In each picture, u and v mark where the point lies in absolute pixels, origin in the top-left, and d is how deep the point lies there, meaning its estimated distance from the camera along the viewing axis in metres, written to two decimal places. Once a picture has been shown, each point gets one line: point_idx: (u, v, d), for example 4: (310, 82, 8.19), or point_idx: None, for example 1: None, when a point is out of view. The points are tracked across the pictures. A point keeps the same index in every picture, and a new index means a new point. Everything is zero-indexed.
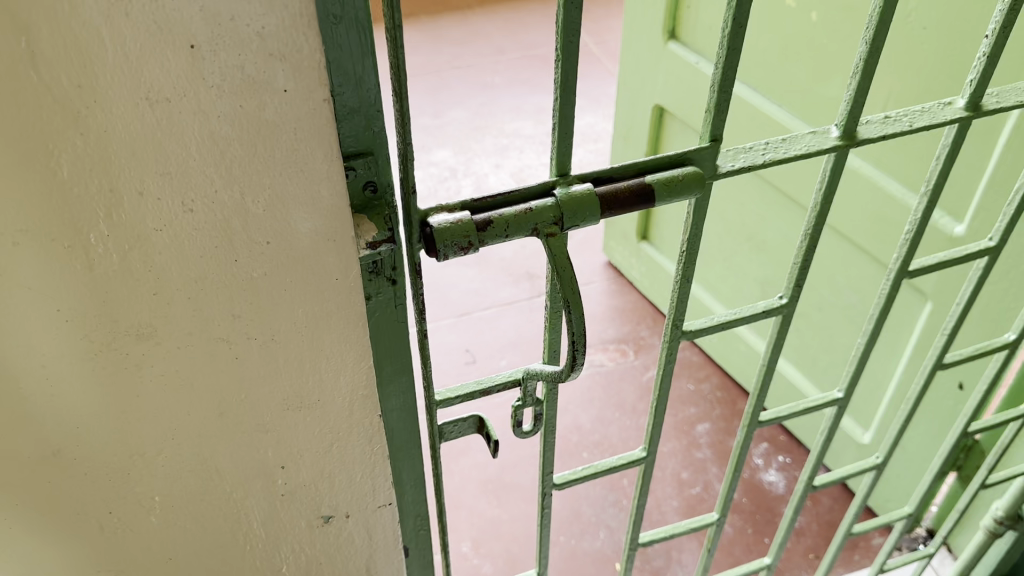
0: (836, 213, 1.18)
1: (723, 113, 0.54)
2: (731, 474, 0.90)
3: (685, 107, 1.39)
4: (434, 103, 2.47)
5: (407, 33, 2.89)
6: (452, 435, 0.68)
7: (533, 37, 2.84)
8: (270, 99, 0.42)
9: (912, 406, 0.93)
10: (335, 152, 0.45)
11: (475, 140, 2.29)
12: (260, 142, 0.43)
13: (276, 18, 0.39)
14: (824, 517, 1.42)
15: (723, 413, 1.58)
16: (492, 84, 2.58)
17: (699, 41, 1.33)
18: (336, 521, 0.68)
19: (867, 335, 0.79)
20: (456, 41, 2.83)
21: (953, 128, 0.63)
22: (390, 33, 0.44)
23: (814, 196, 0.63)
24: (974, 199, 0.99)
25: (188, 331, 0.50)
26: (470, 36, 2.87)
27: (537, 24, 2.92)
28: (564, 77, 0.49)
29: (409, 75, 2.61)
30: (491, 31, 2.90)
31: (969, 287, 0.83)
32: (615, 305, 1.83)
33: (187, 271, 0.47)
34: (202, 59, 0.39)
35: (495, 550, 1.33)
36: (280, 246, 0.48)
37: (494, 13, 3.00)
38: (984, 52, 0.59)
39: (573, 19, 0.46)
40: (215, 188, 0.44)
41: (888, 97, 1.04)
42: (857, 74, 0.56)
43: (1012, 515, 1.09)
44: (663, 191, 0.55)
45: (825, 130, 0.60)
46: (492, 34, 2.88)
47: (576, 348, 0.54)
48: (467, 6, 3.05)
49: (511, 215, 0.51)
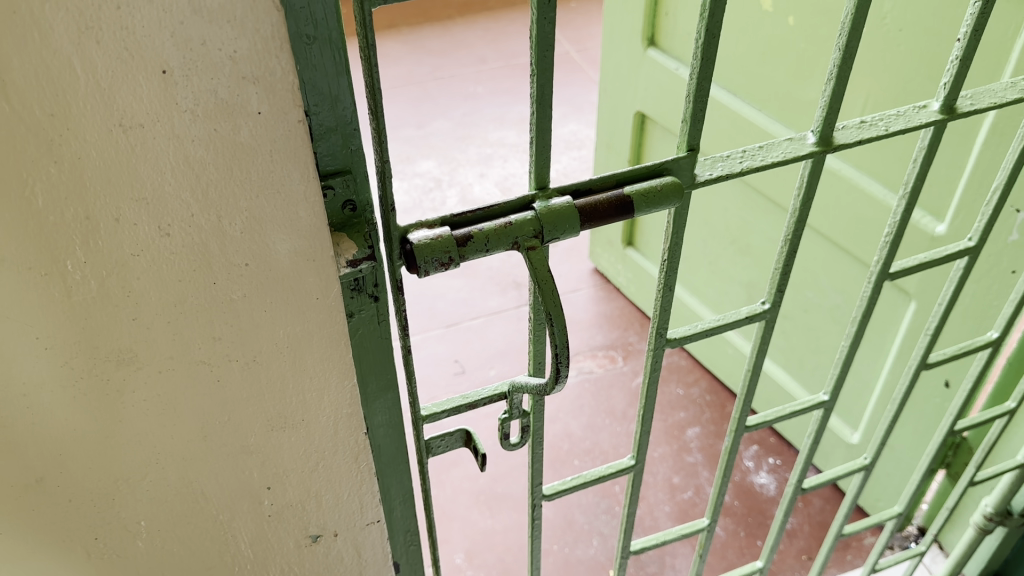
0: (817, 216, 1.19)
1: (699, 122, 0.54)
2: (720, 480, 0.89)
3: (665, 113, 1.40)
4: (417, 113, 2.47)
5: (388, 45, 2.89)
6: (439, 449, 0.68)
7: (514, 45, 2.85)
8: (244, 122, 0.42)
9: (898, 405, 0.93)
10: (311, 170, 0.44)
11: (459, 150, 2.30)
12: (235, 165, 0.43)
13: (248, 42, 0.39)
14: (815, 518, 1.42)
15: (713, 417, 1.59)
16: (475, 93, 2.58)
17: (678, 47, 1.34)
18: (324, 540, 0.68)
19: (851, 336, 0.79)
20: (437, 52, 2.83)
21: (928, 131, 0.64)
22: (364, 52, 0.44)
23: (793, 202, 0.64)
24: (954, 198, 0.99)
25: (169, 354, 0.50)
26: (452, 46, 2.88)
27: (518, 32, 2.93)
28: (540, 92, 0.49)
29: (391, 86, 2.61)
30: (472, 39, 2.91)
31: (951, 287, 0.83)
32: (602, 311, 1.84)
33: (167, 295, 0.47)
34: (175, 85, 0.39)
35: (489, 561, 1.33)
36: (259, 268, 0.48)
37: (475, 23, 3.00)
38: (956, 55, 0.59)
39: (546, 34, 0.46)
40: (191, 213, 0.44)
41: (867, 99, 1.05)
42: (831, 80, 0.56)
43: (1001, 512, 1.10)
44: (642, 202, 0.55)
45: (802, 137, 0.60)
46: (473, 44, 2.88)
47: (560, 361, 0.54)
48: (448, 16, 3.06)
49: (490, 228, 0.51)
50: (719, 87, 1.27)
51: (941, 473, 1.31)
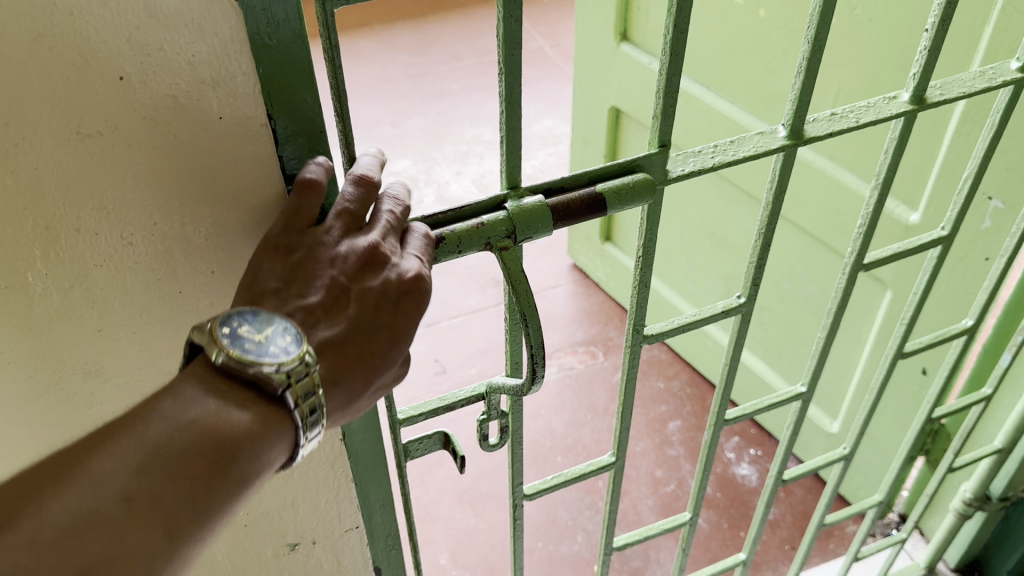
0: (792, 208, 1.19)
1: (669, 119, 0.54)
2: (701, 473, 0.89)
3: (640, 107, 1.39)
4: (391, 112, 2.46)
5: (361, 44, 2.87)
6: (418, 453, 0.67)
7: (487, 42, 2.84)
8: (204, 127, 0.41)
9: (876, 395, 0.93)
10: (277, 175, 0.44)
11: (435, 148, 2.29)
12: (197, 170, 0.42)
13: (207, 46, 0.38)
14: (798, 508, 1.43)
15: (694, 410, 1.59)
16: (449, 90, 2.57)
17: (650, 41, 1.33)
18: (302, 548, 0.67)
19: (826, 328, 0.79)
20: (411, 50, 2.82)
21: (899, 121, 0.63)
22: (328, 53, 0.43)
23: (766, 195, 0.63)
24: (927, 188, 1.00)
25: (136, 364, 0.49)
26: (425, 43, 2.86)
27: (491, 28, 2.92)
28: (508, 90, 0.49)
29: (364, 86, 2.60)
30: (445, 36, 2.90)
31: (925, 276, 0.83)
32: (582, 307, 1.84)
33: (132, 306, 0.46)
34: (133, 90, 0.38)
35: (473, 560, 1.32)
36: (225, 274, 0.47)
37: (447, 20, 2.99)
38: (925, 45, 0.59)
39: (513, 32, 0.46)
40: (154, 222, 0.43)
41: (838, 92, 1.05)
42: (800, 74, 0.56)
43: (980, 497, 1.11)
44: (614, 199, 0.54)
45: (772, 130, 0.60)
46: (447, 41, 2.87)
47: (535, 360, 0.54)
48: (420, 14, 3.04)
49: (462, 229, 0.51)
50: (690, 81, 1.27)
51: (920, 459, 1.32)
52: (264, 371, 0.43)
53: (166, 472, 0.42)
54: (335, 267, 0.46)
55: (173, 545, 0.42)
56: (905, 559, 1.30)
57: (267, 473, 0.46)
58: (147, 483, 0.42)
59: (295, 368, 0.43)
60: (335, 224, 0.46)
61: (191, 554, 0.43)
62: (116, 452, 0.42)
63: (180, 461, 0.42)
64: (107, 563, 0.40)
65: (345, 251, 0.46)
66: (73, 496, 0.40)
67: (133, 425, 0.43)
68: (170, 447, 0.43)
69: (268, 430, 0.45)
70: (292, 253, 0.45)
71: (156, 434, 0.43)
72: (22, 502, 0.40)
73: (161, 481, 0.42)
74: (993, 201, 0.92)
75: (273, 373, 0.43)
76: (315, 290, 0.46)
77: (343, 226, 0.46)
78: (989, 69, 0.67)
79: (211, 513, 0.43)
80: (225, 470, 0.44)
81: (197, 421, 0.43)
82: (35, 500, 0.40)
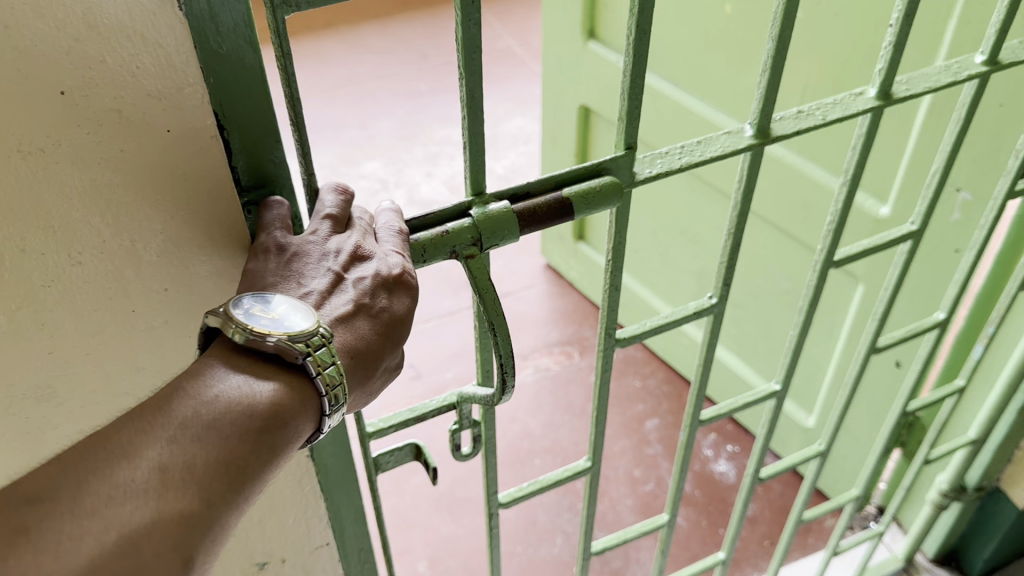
0: (763, 204, 1.19)
1: (635, 120, 0.53)
2: (678, 475, 0.88)
3: (608, 105, 1.39)
4: (360, 114, 2.44)
5: (327, 45, 2.85)
6: (389, 465, 0.66)
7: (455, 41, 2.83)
8: (152, 140, 0.39)
9: (850, 391, 0.93)
10: (231, 189, 0.43)
11: (404, 150, 2.27)
12: (146, 185, 0.41)
13: (151, 56, 0.37)
14: (776, 503, 1.43)
15: (671, 407, 1.59)
16: (418, 91, 2.55)
17: (617, 38, 1.33)
18: (271, 567, 0.65)
19: (798, 326, 0.79)
20: (378, 51, 2.80)
21: (866, 118, 0.62)
22: (280, 61, 0.42)
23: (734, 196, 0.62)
24: (896, 181, 1.00)
25: (91, 387, 0.47)
26: (392, 44, 2.84)
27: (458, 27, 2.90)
28: (469, 95, 0.48)
29: (332, 88, 2.57)
30: (412, 36, 2.88)
31: (896, 271, 0.82)
32: (557, 307, 1.83)
33: (83, 327, 0.44)
34: (76, 104, 0.37)
35: (452, 567, 1.31)
36: (180, 291, 0.46)
37: (414, 20, 2.97)
38: (890, 41, 0.58)
39: (472, 36, 0.45)
40: (102, 239, 0.42)
41: (806, 86, 1.05)
42: (766, 72, 0.55)
43: (956, 488, 1.13)
44: (581, 203, 0.54)
45: (739, 130, 0.59)
46: (414, 41, 2.85)
47: (505, 370, 0.53)
48: (387, 13, 3.02)
49: (425, 238, 0.50)
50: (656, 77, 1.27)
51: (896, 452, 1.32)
52: (282, 339, 0.41)
53: (194, 440, 0.39)
54: (327, 262, 0.45)
55: (207, 514, 0.38)
56: (883, 552, 1.29)
57: (296, 448, 0.43)
58: (175, 453, 0.38)
59: (313, 337, 0.42)
60: (322, 225, 0.46)
61: (225, 526, 0.39)
62: (139, 425, 0.39)
63: (207, 431, 0.40)
64: (137, 534, 0.36)
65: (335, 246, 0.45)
66: (95, 465, 0.37)
67: (161, 397, 0.40)
68: (197, 419, 0.40)
69: (297, 404, 0.43)
70: (286, 250, 0.44)
71: (185, 406, 0.40)
72: (42, 479, 0.37)
73: (190, 450, 0.39)
74: (961, 193, 0.92)
75: (292, 340, 0.41)
76: (314, 279, 0.44)
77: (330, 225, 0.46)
78: (957, 63, 0.65)
79: (243, 481, 0.40)
80: (256, 439, 0.41)
81: (222, 394, 0.41)
82: (59, 475, 0.37)
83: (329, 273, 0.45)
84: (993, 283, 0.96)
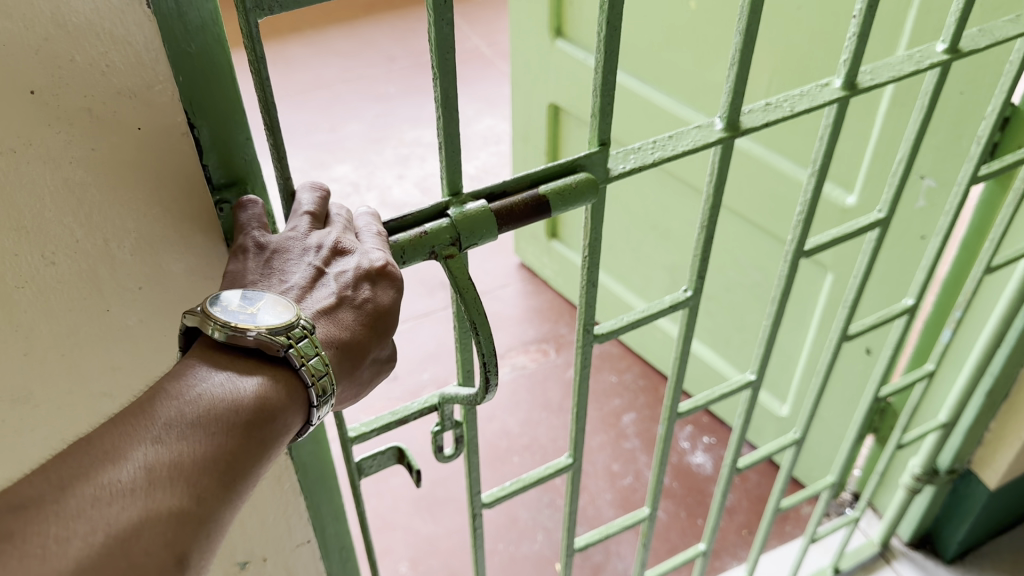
0: (733, 198, 1.20)
1: (608, 116, 0.54)
2: (658, 469, 0.89)
3: (579, 104, 1.40)
4: (329, 117, 2.43)
5: (293, 49, 2.83)
6: (371, 469, 0.66)
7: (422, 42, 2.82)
8: (123, 138, 0.40)
9: (823, 379, 0.94)
10: (203, 186, 0.43)
11: (374, 152, 2.26)
12: (119, 183, 0.41)
13: (121, 55, 0.37)
14: (753, 492, 1.44)
15: (647, 401, 1.60)
16: (386, 93, 2.55)
17: (586, 37, 1.34)
18: (252, 566, 0.65)
19: (771, 317, 0.80)
20: (345, 54, 2.79)
21: (833, 108, 0.64)
22: (253, 66, 0.42)
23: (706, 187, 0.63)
24: (861, 170, 1.01)
25: (67, 388, 0.47)
26: (359, 46, 2.84)
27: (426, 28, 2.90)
28: (444, 94, 0.48)
29: (299, 92, 2.56)
30: (379, 39, 2.87)
31: (865, 259, 0.84)
32: (532, 305, 1.83)
33: (57, 327, 0.44)
34: (46, 104, 0.37)
35: (434, 567, 1.31)
36: (153, 289, 0.46)
37: (381, 22, 2.97)
38: (854, 32, 0.59)
39: (445, 36, 0.45)
40: (75, 238, 0.42)
41: (772, 80, 1.06)
42: (734, 65, 0.56)
43: (929, 471, 1.14)
44: (558, 199, 0.54)
45: (709, 124, 0.60)
46: (381, 43, 2.84)
47: (488, 369, 0.53)
48: (353, 16, 3.01)
49: (404, 240, 0.50)
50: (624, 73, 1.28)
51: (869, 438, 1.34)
52: (262, 332, 0.41)
53: (180, 438, 0.39)
54: (308, 257, 0.45)
55: (197, 511, 0.38)
56: (860, 537, 1.30)
57: (285, 443, 0.44)
58: (160, 452, 0.38)
59: (296, 328, 0.42)
60: (300, 222, 0.46)
61: (218, 522, 0.39)
62: (123, 425, 0.39)
63: (192, 430, 0.40)
64: (126, 534, 0.36)
65: (315, 242, 0.46)
66: (80, 469, 0.37)
67: (144, 402, 0.40)
68: (181, 419, 0.40)
69: (284, 399, 0.43)
70: (264, 249, 0.44)
71: (168, 408, 0.40)
72: (26, 486, 0.36)
73: (176, 448, 0.39)
74: (926, 180, 0.93)
75: (272, 333, 0.41)
76: (294, 274, 0.45)
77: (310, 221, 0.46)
78: (917, 52, 0.66)
79: (232, 478, 0.40)
80: (243, 435, 0.41)
81: (205, 394, 0.41)
82: (41, 482, 0.37)
83: (308, 268, 0.45)
84: (958, 269, 0.97)
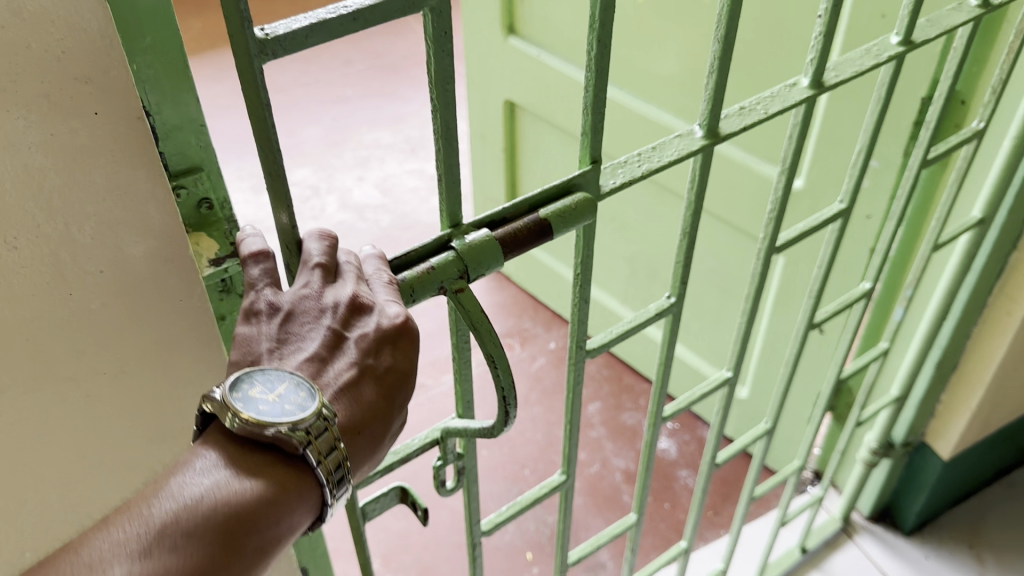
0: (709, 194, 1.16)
1: (599, 133, 0.56)
2: (643, 474, 0.87)
3: (536, 98, 1.36)
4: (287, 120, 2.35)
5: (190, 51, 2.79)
6: (375, 511, 0.65)
7: (381, 44, 2.78)
8: (80, 124, 0.42)
9: (792, 368, 0.91)
10: (158, 168, 0.45)
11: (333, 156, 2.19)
12: (76, 167, 0.43)
13: (75, 39, 0.39)
14: (717, 475, 1.41)
15: (612, 390, 1.56)
16: (344, 96, 2.48)
17: (536, 32, 1.30)
18: None
19: (745, 313, 0.77)
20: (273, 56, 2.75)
21: (802, 108, 0.64)
22: (262, 118, 0.43)
23: (688, 200, 0.63)
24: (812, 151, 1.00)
25: (33, 373, 0.48)
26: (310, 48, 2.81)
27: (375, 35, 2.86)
28: (445, 124, 0.50)
29: None
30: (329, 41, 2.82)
31: (829, 249, 0.81)
32: (497, 301, 1.78)
33: (23, 311, 0.46)
34: (6, 92, 0.39)
35: (406, 562, 1.30)
36: (114, 273, 0.47)
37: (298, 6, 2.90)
38: (820, 31, 0.60)
39: (445, 66, 0.48)
40: (37, 224, 0.43)
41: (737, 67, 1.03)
42: (713, 73, 0.56)
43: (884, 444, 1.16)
44: (558, 222, 0.56)
45: (689, 132, 0.61)
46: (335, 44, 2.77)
47: (508, 400, 0.55)
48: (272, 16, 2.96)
49: (414, 276, 0.52)
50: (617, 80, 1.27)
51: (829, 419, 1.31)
52: (283, 429, 0.43)
53: (175, 551, 0.41)
54: (324, 320, 0.47)
55: None
56: (822, 514, 1.29)
57: (288, 539, 0.45)
58: (152, 565, 0.40)
59: (313, 423, 0.44)
60: (314, 276, 0.47)
61: None
62: (118, 536, 0.41)
63: (185, 540, 0.41)
64: None
65: (332, 302, 0.47)
66: None
67: (139, 511, 0.41)
68: (177, 528, 0.41)
69: (287, 495, 0.44)
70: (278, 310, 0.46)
71: (163, 518, 0.41)
72: None
73: (168, 560, 0.40)
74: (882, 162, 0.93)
75: (293, 431, 0.43)
76: (311, 342, 0.47)
77: (321, 278, 0.48)
78: (874, 45, 0.66)
79: None
80: (239, 542, 0.43)
81: (203, 497, 0.42)
82: None
83: (324, 332, 0.47)
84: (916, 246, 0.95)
